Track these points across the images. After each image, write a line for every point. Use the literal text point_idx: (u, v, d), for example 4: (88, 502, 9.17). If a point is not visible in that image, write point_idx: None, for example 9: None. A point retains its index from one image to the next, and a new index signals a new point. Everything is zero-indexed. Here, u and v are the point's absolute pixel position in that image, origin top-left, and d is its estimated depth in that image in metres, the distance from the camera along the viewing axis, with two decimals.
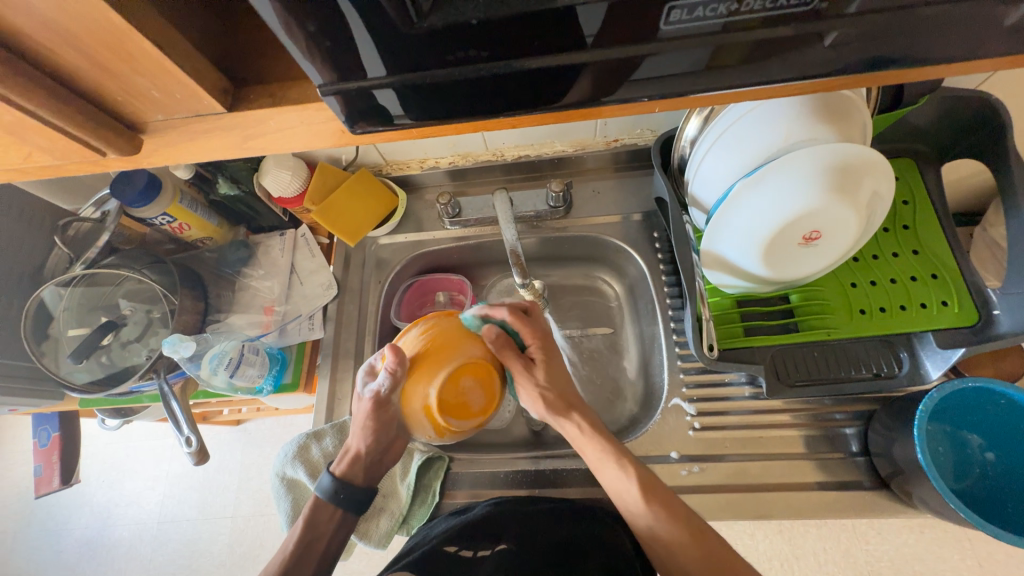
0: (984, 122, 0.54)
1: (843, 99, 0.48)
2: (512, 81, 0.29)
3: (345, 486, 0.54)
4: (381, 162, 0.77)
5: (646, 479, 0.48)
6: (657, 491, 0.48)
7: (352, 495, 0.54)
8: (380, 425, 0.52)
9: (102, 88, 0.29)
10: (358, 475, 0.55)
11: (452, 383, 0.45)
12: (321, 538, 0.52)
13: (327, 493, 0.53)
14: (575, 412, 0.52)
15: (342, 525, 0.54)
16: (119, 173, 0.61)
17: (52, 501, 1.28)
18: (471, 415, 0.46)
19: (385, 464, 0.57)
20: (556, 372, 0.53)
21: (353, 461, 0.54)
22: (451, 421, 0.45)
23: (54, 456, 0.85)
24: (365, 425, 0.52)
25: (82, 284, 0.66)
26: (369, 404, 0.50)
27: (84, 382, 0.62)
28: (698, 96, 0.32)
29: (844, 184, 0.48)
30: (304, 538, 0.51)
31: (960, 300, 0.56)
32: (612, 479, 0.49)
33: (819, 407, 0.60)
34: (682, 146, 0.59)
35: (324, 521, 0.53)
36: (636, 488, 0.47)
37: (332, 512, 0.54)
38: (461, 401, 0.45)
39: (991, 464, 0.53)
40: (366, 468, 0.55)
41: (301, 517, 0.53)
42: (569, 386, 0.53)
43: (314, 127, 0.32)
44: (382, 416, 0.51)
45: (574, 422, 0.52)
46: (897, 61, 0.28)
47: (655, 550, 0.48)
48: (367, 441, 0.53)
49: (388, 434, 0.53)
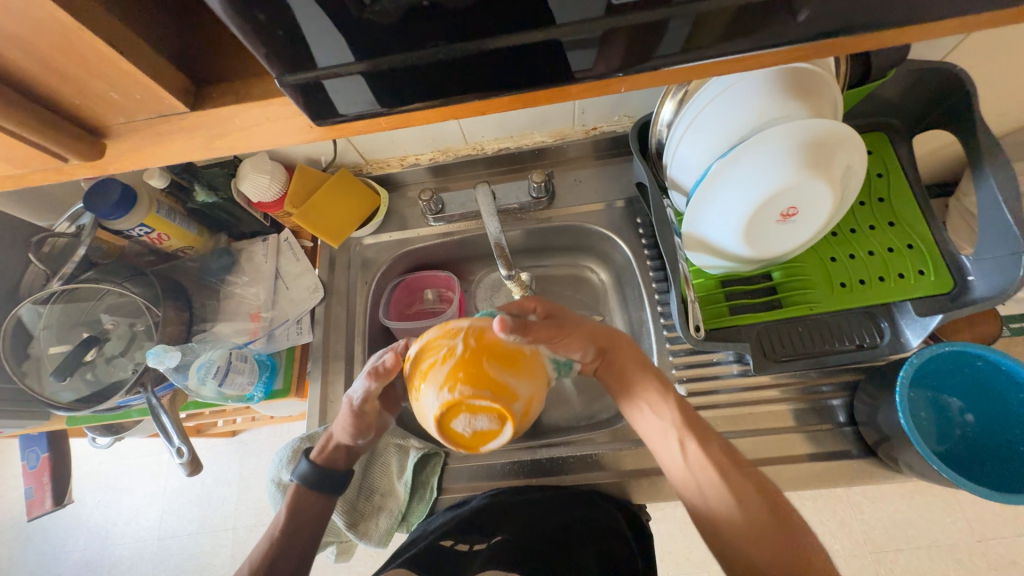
0: (950, 91, 0.55)
1: (812, 76, 0.49)
2: (480, 63, 0.29)
3: (324, 471, 0.54)
4: (360, 162, 0.76)
5: (687, 409, 0.50)
6: (698, 421, 0.49)
7: (336, 479, 0.54)
8: (362, 422, 0.53)
9: (57, 91, 0.29)
10: (339, 459, 0.55)
11: (454, 434, 0.39)
12: (303, 526, 0.52)
13: (307, 480, 0.53)
14: (614, 348, 0.53)
15: (327, 508, 0.54)
16: (93, 186, 0.60)
17: (48, 524, 1.26)
18: (496, 432, 0.39)
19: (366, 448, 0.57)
20: (584, 323, 0.52)
21: (331, 445, 0.55)
22: (491, 446, 0.40)
23: (45, 478, 0.84)
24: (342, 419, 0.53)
25: (62, 301, 0.65)
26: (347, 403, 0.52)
27: (70, 400, 0.60)
28: (666, 72, 0.32)
29: (817, 159, 0.49)
30: (287, 525, 0.51)
31: (936, 269, 0.57)
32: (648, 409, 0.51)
33: (806, 380, 0.61)
34: (658, 130, 0.59)
35: (306, 509, 0.53)
36: (675, 415, 0.49)
37: (316, 496, 0.54)
38: (477, 434, 0.39)
39: (970, 426, 0.55)
40: (348, 452, 0.56)
41: (284, 503, 0.53)
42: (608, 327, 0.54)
43: (281, 123, 0.32)
44: (360, 416, 0.52)
45: (615, 356, 0.53)
46: (855, 26, 0.28)
47: (692, 486, 0.47)
48: (344, 431, 0.54)
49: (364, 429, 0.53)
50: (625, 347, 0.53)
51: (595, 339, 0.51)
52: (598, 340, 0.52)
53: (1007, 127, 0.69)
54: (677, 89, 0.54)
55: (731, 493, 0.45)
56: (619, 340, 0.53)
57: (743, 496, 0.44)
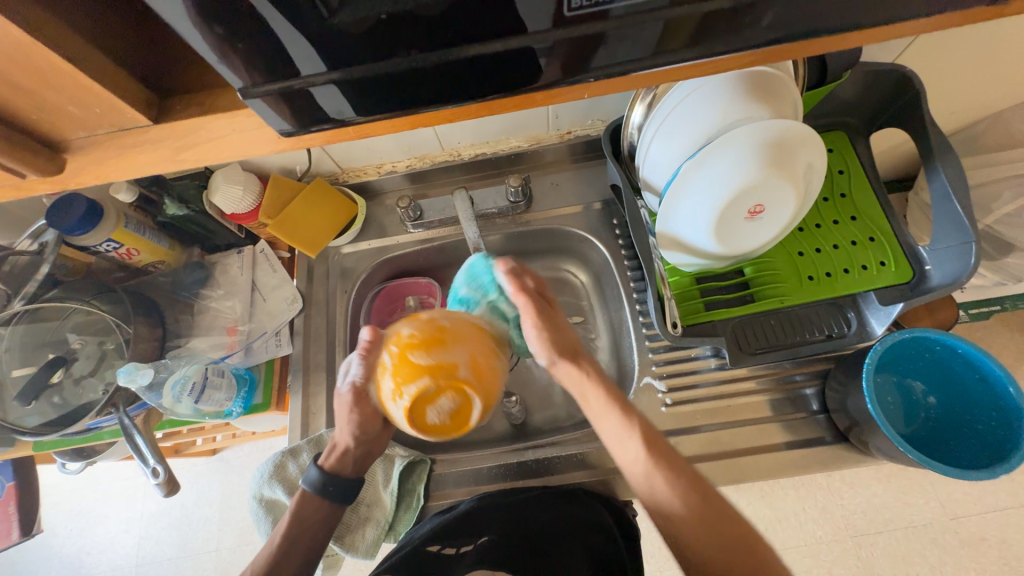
0: (901, 92, 0.58)
1: (771, 79, 0.51)
2: (451, 71, 0.29)
3: (333, 479, 0.53)
4: (337, 170, 0.76)
5: (654, 437, 0.46)
6: (661, 444, 0.46)
7: (341, 487, 0.53)
8: (365, 414, 0.52)
9: (12, 106, 0.28)
10: (347, 468, 0.54)
11: (439, 427, 0.45)
12: (306, 534, 0.51)
13: (315, 487, 0.53)
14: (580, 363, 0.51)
15: (330, 518, 0.53)
16: (56, 201, 0.59)
17: (15, 557, 1.20)
18: (467, 407, 0.44)
19: (374, 454, 0.56)
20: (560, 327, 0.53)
21: (340, 454, 0.54)
22: (474, 416, 0.45)
23: (11, 507, 0.80)
24: (349, 420, 0.53)
25: (25, 321, 0.62)
26: (348, 395, 0.51)
27: (36, 425, 0.58)
28: (632, 78, 0.33)
29: (779, 158, 0.51)
30: (289, 534, 0.50)
31: (896, 260, 0.60)
32: (611, 432, 0.48)
33: (780, 371, 0.63)
34: (630, 133, 0.61)
35: (311, 513, 0.52)
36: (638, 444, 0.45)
37: (317, 504, 0.53)
38: (455, 414, 0.44)
39: (933, 407, 0.58)
40: (356, 460, 0.55)
41: (286, 515, 0.52)
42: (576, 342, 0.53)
43: (250, 134, 0.32)
44: (363, 407, 0.52)
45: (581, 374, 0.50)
46: (800, 33, 0.30)
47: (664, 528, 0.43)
48: (352, 434, 0.53)
49: (371, 427, 0.53)
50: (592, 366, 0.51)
51: (559, 350, 0.51)
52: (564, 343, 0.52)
53: (957, 124, 0.73)
54: (645, 93, 0.56)
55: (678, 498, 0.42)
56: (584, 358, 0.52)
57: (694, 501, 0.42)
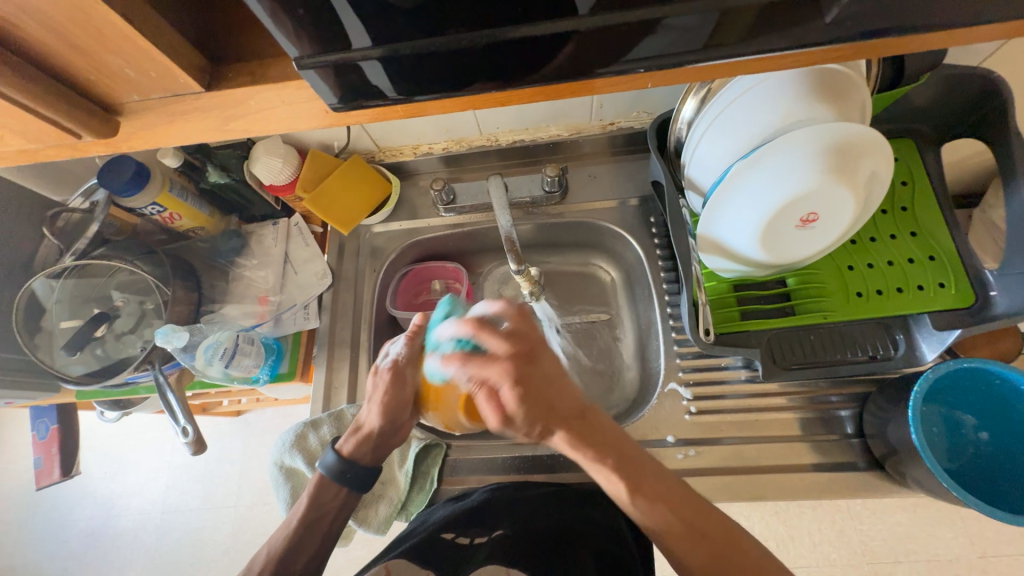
0: (984, 100, 0.53)
1: (841, 78, 0.47)
2: (502, 52, 0.28)
3: (350, 465, 0.54)
4: (374, 148, 0.76)
5: (631, 471, 0.43)
6: (638, 475, 0.42)
7: (359, 475, 0.54)
8: (396, 399, 0.53)
9: (71, 64, 0.28)
10: (365, 455, 0.55)
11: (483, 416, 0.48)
12: (326, 517, 0.53)
13: (332, 471, 0.54)
14: (563, 425, 0.44)
15: (347, 505, 0.54)
16: (108, 162, 0.61)
17: (55, 492, 1.29)
18: None
19: (394, 445, 0.57)
20: (543, 395, 0.43)
21: (362, 439, 0.55)
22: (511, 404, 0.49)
23: (54, 448, 0.86)
24: (380, 406, 0.53)
25: (74, 276, 0.65)
26: (387, 373, 0.53)
27: (80, 374, 0.61)
28: (689, 70, 0.31)
29: (841, 165, 0.48)
30: (308, 516, 0.52)
31: (957, 282, 0.56)
32: (598, 479, 0.44)
33: (815, 389, 0.60)
34: (678, 128, 0.58)
35: (329, 498, 0.53)
36: (624, 491, 0.42)
37: (337, 490, 0.54)
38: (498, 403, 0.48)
39: (985, 444, 0.54)
40: (373, 449, 0.55)
41: (305, 497, 0.53)
42: (561, 393, 0.44)
43: (296, 107, 0.31)
44: (397, 391, 0.53)
45: (559, 439, 0.44)
46: (891, 29, 0.27)
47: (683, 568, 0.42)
48: (380, 419, 0.53)
49: (402, 414, 0.54)
50: (576, 425, 0.44)
51: (539, 419, 0.43)
52: (551, 412, 0.44)
53: None
54: (699, 86, 0.53)
55: (636, 508, 0.42)
56: (565, 420, 0.44)
57: (643, 502, 0.42)
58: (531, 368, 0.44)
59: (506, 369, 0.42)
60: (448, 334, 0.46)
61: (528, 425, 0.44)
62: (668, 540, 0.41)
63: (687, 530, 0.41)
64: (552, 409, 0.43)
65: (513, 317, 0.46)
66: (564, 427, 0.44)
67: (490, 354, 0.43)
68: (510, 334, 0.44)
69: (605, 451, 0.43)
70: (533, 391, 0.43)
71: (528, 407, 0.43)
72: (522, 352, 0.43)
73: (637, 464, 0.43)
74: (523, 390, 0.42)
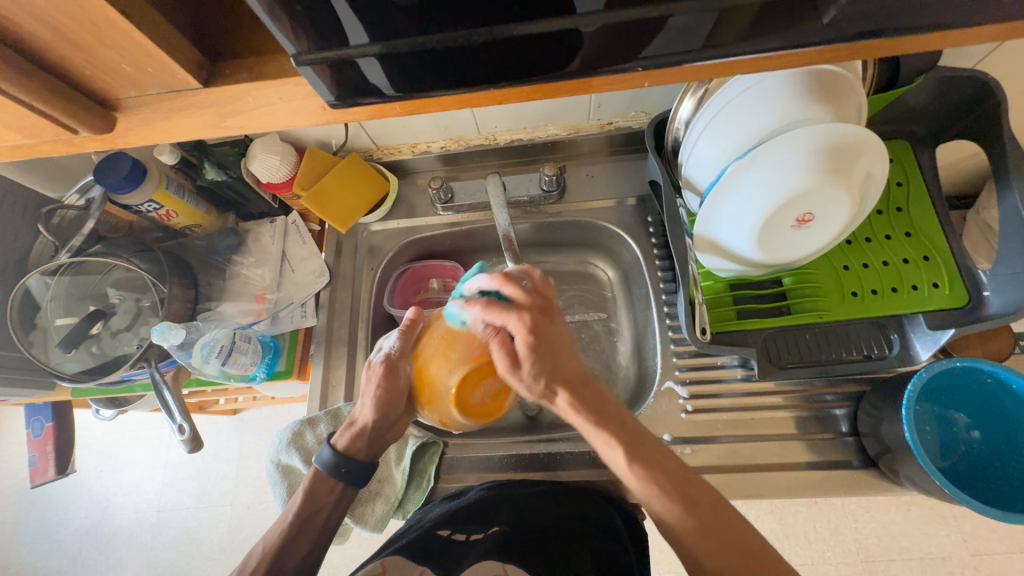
0: (978, 102, 0.53)
1: (837, 79, 0.48)
2: (500, 50, 0.28)
3: (346, 461, 0.54)
4: (372, 147, 0.76)
5: (630, 439, 0.44)
6: (638, 442, 0.44)
7: (353, 470, 0.54)
8: (390, 393, 0.53)
9: (67, 59, 0.28)
10: (359, 450, 0.55)
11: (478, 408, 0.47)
12: (321, 511, 0.53)
13: (327, 466, 0.53)
14: (567, 387, 0.45)
15: (342, 499, 0.54)
16: (104, 159, 0.60)
17: (50, 490, 1.28)
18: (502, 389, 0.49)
19: (388, 441, 0.57)
20: (556, 355, 0.45)
21: (356, 435, 0.55)
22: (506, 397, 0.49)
23: (49, 446, 0.85)
24: (374, 400, 0.53)
25: (70, 273, 0.65)
26: (379, 368, 0.52)
27: (76, 371, 0.61)
28: (686, 69, 0.31)
29: (837, 164, 0.48)
30: (304, 510, 0.52)
31: (951, 283, 0.56)
32: (596, 444, 0.45)
33: (810, 388, 0.61)
34: (676, 128, 0.58)
35: (324, 494, 0.53)
36: (622, 457, 0.43)
37: (332, 485, 0.54)
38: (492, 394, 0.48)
39: (976, 442, 0.55)
40: (368, 444, 0.55)
41: (302, 490, 0.53)
42: (570, 358, 0.46)
43: (294, 104, 0.31)
44: (390, 385, 0.53)
45: (563, 399, 0.45)
46: (885, 29, 0.28)
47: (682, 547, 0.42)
48: (374, 413, 0.53)
49: (395, 408, 0.54)
50: (582, 389, 0.45)
51: (546, 377, 0.45)
52: (559, 372, 0.45)
53: None
54: (697, 86, 0.53)
55: (632, 475, 0.43)
56: (572, 381, 0.45)
57: (642, 471, 0.43)
58: (549, 322, 0.47)
59: (527, 318, 0.45)
60: (475, 285, 0.48)
61: (534, 378, 0.44)
62: (666, 511, 0.42)
63: (682, 500, 0.42)
64: (561, 369, 0.45)
65: (538, 278, 0.49)
66: (569, 387, 0.45)
67: (511, 304, 0.46)
68: (533, 292, 0.48)
69: (606, 416, 0.45)
70: (548, 346, 0.45)
71: (538, 362, 0.44)
72: (543, 309, 0.47)
73: (636, 432, 0.45)
74: (538, 340, 0.44)
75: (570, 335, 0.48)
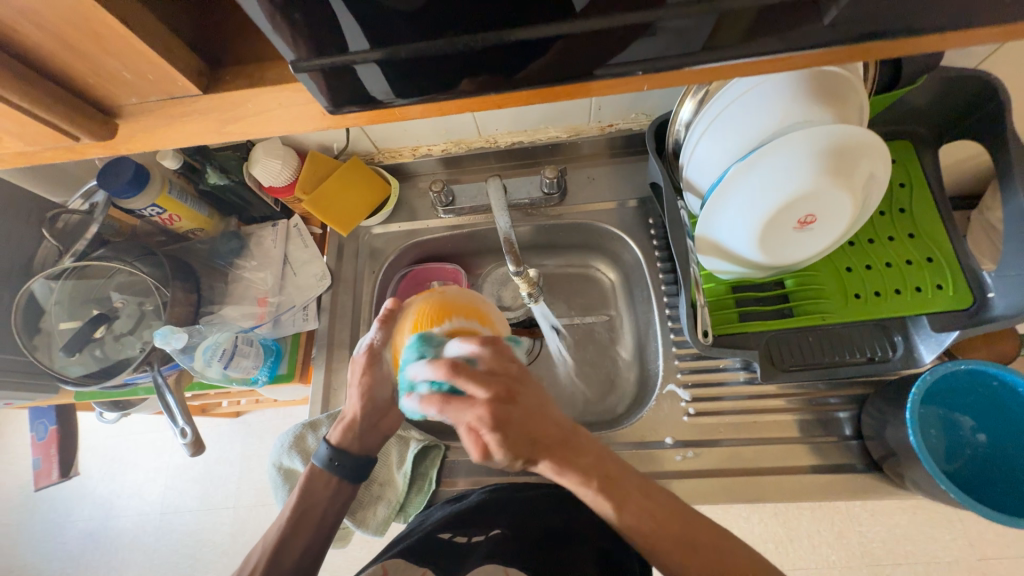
0: (982, 102, 0.53)
1: (838, 81, 0.47)
2: (497, 55, 0.28)
3: (340, 454, 0.54)
4: (373, 150, 0.76)
5: (616, 489, 0.42)
6: (624, 490, 0.42)
7: (346, 464, 0.53)
8: (375, 379, 0.52)
9: (69, 67, 0.29)
10: (352, 444, 0.54)
11: None
12: (317, 506, 0.53)
13: (323, 462, 0.53)
14: (547, 454, 0.42)
15: (339, 495, 0.54)
16: (107, 164, 0.61)
17: (54, 493, 1.29)
18: None
19: (382, 432, 0.56)
20: (529, 428, 0.40)
21: (347, 428, 0.54)
22: None
23: (53, 449, 0.86)
24: (359, 389, 0.52)
25: (74, 277, 0.66)
26: (362, 358, 0.51)
27: (79, 375, 0.61)
28: (685, 73, 0.31)
29: (838, 166, 0.48)
30: (300, 506, 0.52)
31: (955, 284, 0.56)
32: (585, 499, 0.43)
33: (814, 391, 0.60)
34: (676, 130, 0.58)
35: (319, 489, 0.54)
36: (610, 505, 0.42)
37: (326, 480, 0.54)
38: None
39: (982, 445, 0.54)
40: (361, 437, 0.54)
41: (297, 486, 0.54)
42: (545, 426, 0.41)
43: (294, 109, 0.31)
44: (374, 371, 0.52)
45: (545, 467, 0.42)
46: (886, 32, 0.27)
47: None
48: (360, 403, 0.52)
49: (381, 394, 0.52)
50: (562, 452, 0.42)
51: (524, 453, 0.40)
52: (536, 443, 0.41)
53: None
54: (697, 89, 0.53)
55: (624, 522, 0.42)
56: (552, 448, 0.42)
57: (631, 515, 0.41)
58: (513, 405, 0.40)
59: (488, 414, 0.38)
60: (421, 375, 0.38)
61: (509, 461, 0.40)
62: (660, 556, 0.41)
63: (674, 542, 0.41)
64: (538, 441, 0.41)
65: (490, 355, 0.40)
66: (549, 454, 0.42)
67: (465, 399, 0.38)
68: (489, 374, 0.39)
69: (590, 470, 0.42)
70: (517, 432, 0.39)
71: (513, 445, 0.39)
72: (503, 394, 0.39)
73: (621, 480, 0.43)
74: (505, 432, 0.39)
75: (541, 391, 0.43)
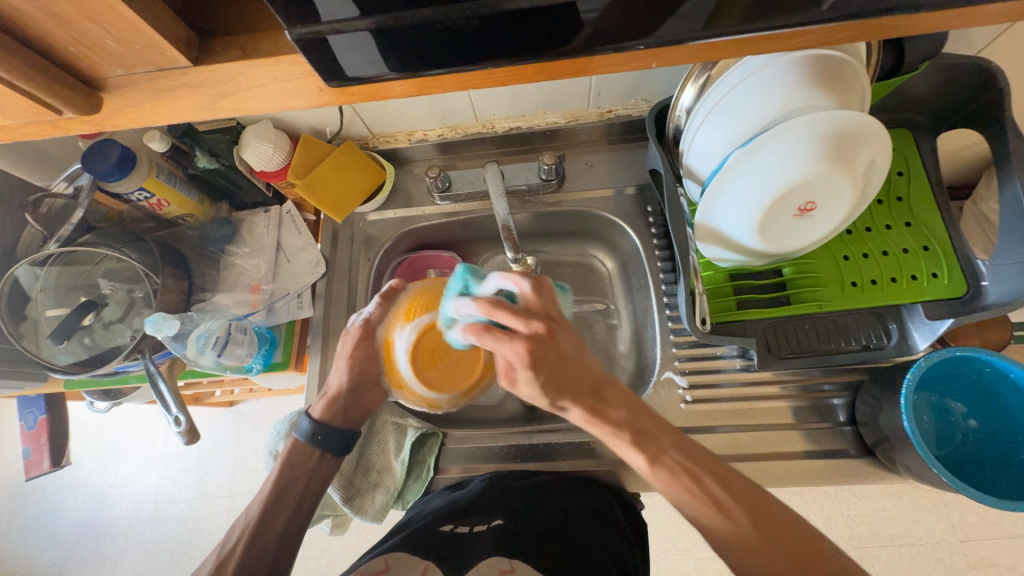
0: (983, 87, 0.52)
1: (843, 66, 0.47)
2: (497, 26, 0.27)
3: (323, 428, 0.54)
4: (367, 134, 0.74)
5: (646, 439, 0.43)
6: (653, 440, 0.43)
7: (329, 438, 0.53)
8: (364, 356, 0.54)
9: (49, 35, 0.27)
10: (336, 417, 0.54)
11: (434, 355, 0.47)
12: (299, 478, 0.52)
13: (305, 435, 0.53)
14: (577, 401, 0.43)
15: (320, 466, 0.54)
16: (91, 146, 0.59)
17: (46, 482, 1.28)
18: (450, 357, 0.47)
19: (366, 407, 0.56)
20: (568, 370, 0.43)
21: (330, 403, 0.54)
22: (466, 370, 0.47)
23: (42, 439, 0.84)
24: (348, 362, 0.53)
25: (59, 263, 0.63)
26: (356, 332, 0.53)
27: (67, 364, 0.60)
28: (695, 48, 0.30)
29: (839, 153, 0.48)
30: (280, 479, 0.51)
31: (950, 273, 0.56)
32: (620, 453, 0.44)
33: (808, 378, 0.61)
34: (677, 116, 0.57)
35: (301, 461, 0.53)
36: (641, 455, 0.42)
37: (308, 453, 0.53)
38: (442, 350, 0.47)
39: (972, 430, 0.55)
40: (344, 410, 0.55)
41: (278, 460, 0.53)
42: (582, 372, 0.43)
43: (288, 84, 0.30)
44: (366, 346, 0.53)
45: (575, 414, 0.44)
46: (901, 6, 0.27)
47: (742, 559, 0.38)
48: (347, 376, 0.53)
49: (371, 370, 0.54)
50: (592, 402, 0.43)
51: (558, 391, 0.43)
52: (580, 386, 0.43)
53: None
54: (699, 73, 0.52)
55: (656, 477, 0.42)
56: (585, 395, 0.43)
57: (664, 478, 0.42)
58: (552, 344, 0.42)
59: (525, 350, 0.40)
60: (464, 311, 0.43)
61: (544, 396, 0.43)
62: (717, 535, 0.39)
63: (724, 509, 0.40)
64: (574, 382, 0.43)
65: (532, 294, 0.43)
66: (585, 400, 0.43)
67: (500, 334, 0.41)
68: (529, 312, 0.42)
69: (621, 423, 0.43)
70: (549, 373, 0.42)
71: (550, 376, 0.42)
72: (541, 331, 0.41)
73: (652, 434, 0.43)
74: (547, 371, 0.42)
75: (576, 339, 0.44)
